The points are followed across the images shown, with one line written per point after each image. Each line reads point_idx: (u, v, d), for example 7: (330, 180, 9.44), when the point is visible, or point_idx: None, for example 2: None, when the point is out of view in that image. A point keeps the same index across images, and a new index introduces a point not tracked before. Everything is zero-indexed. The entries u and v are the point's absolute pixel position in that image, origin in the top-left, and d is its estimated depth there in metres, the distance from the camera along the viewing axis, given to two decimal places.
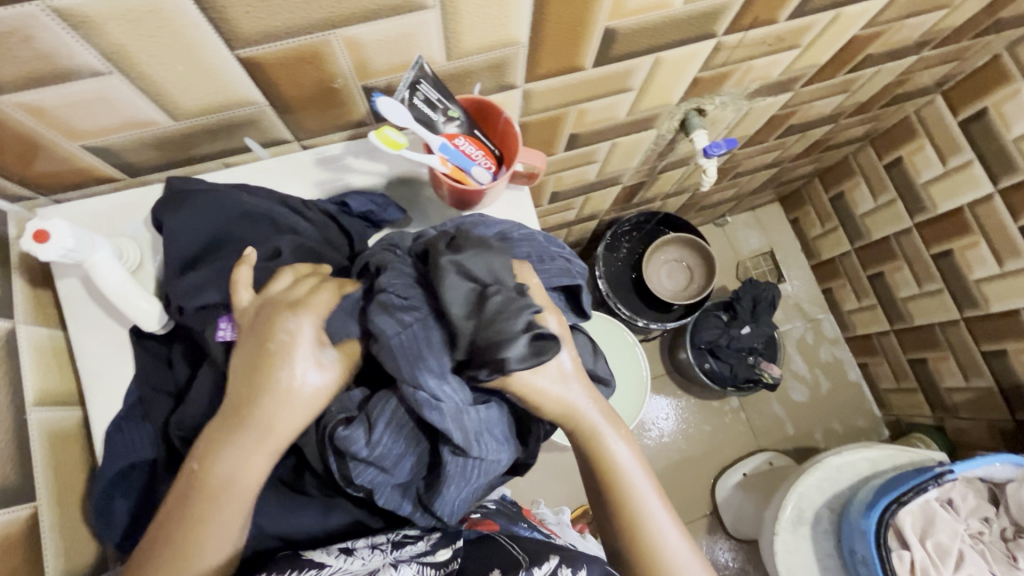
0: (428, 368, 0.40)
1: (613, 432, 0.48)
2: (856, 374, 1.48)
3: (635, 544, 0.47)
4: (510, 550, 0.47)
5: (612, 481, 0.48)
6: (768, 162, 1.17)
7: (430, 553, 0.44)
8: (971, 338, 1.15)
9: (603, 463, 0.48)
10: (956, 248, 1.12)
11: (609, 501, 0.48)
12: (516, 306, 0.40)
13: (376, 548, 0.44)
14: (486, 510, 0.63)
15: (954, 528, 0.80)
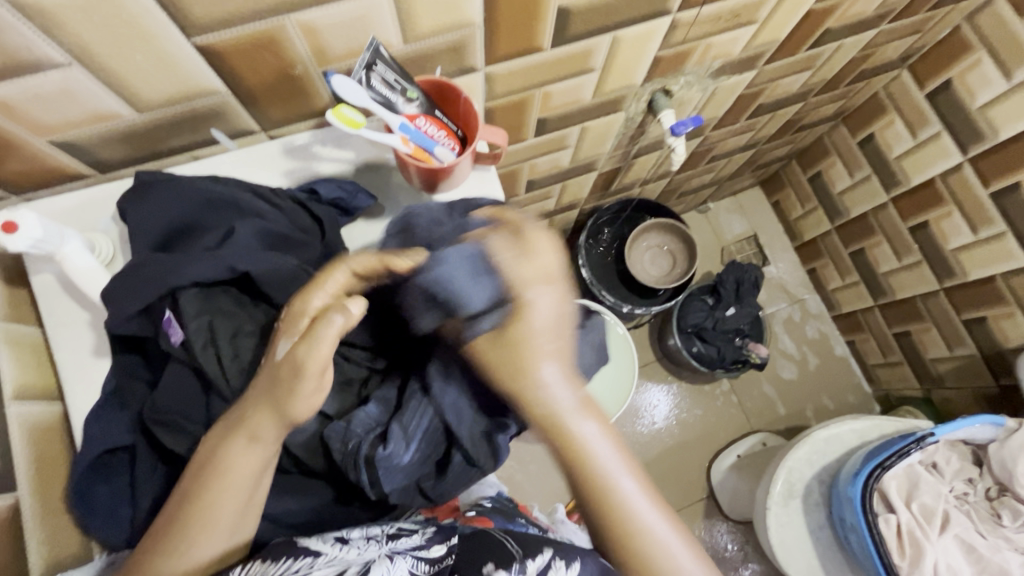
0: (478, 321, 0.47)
1: (580, 414, 0.47)
2: (843, 350, 1.49)
3: (613, 527, 0.46)
4: (504, 544, 0.48)
5: (583, 466, 0.46)
6: (743, 144, 1.18)
7: (424, 547, 0.46)
8: (951, 307, 1.16)
9: (573, 449, 0.46)
10: (930, 219, 1.14)
11: (585, 488, 0.47)
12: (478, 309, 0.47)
13: (371, 540, 0.46)
14: (483, 508, 0.63)
15: (938, 489, 0.81)
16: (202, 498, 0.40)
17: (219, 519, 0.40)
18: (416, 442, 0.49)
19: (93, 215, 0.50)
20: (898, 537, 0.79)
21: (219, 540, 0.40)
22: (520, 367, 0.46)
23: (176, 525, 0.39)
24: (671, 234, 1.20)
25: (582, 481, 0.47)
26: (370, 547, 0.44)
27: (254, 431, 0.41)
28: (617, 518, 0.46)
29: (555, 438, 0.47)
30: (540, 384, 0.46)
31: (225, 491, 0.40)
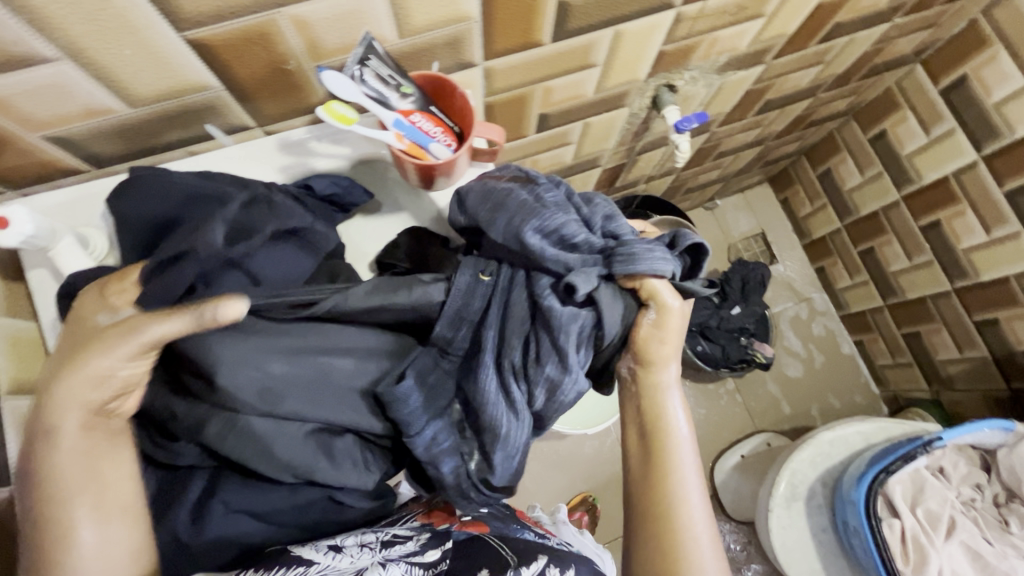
0: (646, 257, 0.44)
1: (676, 393, 0.51)
2: (850, 348, 1.47)
3: (659, 516, 0.46)
4: (498, 550, 0.51)
5: (659, 440, 0.49)
6: (750, 141, 1.17)
7: (419, 553, 0.47)
8: (963, 308, 1.14)
9: (658, 418, 0.50)
10: (943, 218, 1.11)
11: (650, 462, 0.49)
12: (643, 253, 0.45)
13: (365, 548, 0.46)
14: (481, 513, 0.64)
15: (944, 495, 0.80)
16: (57, 512, 0.38)
17: (82, 518, 0.38)
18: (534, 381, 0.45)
19: (88, 211, 0.49)
20: (902, 542, 0.78)
21: (104, 530, 0.39)
22: (653, 349, 0.49)
23: (33, 550, 0.37)
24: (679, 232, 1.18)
25: (654, 459, 0.49)
26: (364, 555, 0.45)
27: (53, 428, 0.39)
28: (667, 510, 0.46)
29: (649, 412, 0.51)
30: (664, 370, 0.50)
31: (70, 493, 0.38)
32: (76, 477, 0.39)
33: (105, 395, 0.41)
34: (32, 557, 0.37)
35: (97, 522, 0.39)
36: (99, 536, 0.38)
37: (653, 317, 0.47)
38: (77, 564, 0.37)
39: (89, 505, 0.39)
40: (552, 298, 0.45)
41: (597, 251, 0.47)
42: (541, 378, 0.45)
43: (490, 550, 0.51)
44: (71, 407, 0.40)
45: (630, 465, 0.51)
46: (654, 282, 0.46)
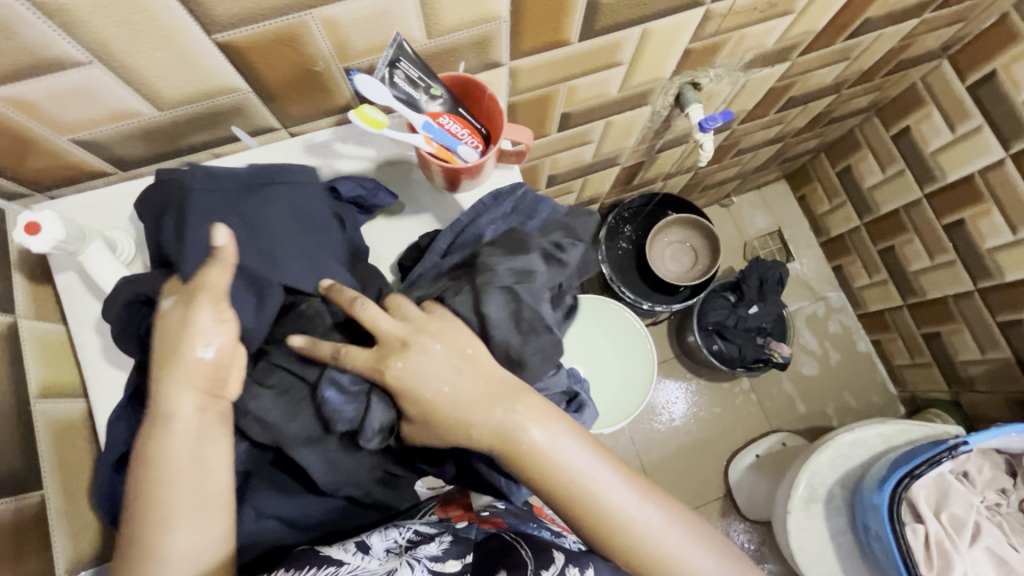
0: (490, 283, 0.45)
1: (540, 432, 0.42)
2: (866, 345, 1.46)
3: (613, 552, 0.42)
4: (518, 553, 0.48)
5: (560, 494, 0.42)
6: (770, 137, 1.15)
7: (440, 560, 0.45)
8: (985, 308, 1.12)
9: (542, 476, 0.42)
10: (967, 216, 1.09)
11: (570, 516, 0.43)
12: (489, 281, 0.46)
13: (390, 552, 0.46)
14: (496, 507, 0.60)
15: (970, 500, 0.79)
16: (159, 494, 0.40)
17: (179, 509, 0.40)
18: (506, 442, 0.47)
19: (113, 214, 0.49)
20: (925, 547, 0.77)
21: (196, 530, 0.40)
22: (443, 427, 0.43)
23: (134, 528, 0.39)
24: (694, 230, 1.17)
25: (571, 512, 0.43)
26: (391, 559, 0.45)
27: (168, 415, 0.41)
28: (618, 542, 0.42)
29: (532, 476, 0.42)
30: (517, 429, 0.42)
31: (173, 483, 0.40)
32: (181, 468, 0.40)
33: (203, 383, 0.42)
34: (134, 541, 0.39)
35: (188, 518, 0.40)
36: (189, 530, 0.40)
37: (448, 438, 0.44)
38: (165, 562, 0.39)
39: (184, 502, 0.40)
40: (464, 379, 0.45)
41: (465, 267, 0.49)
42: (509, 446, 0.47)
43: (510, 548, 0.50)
44: (179, 393, 0.41)
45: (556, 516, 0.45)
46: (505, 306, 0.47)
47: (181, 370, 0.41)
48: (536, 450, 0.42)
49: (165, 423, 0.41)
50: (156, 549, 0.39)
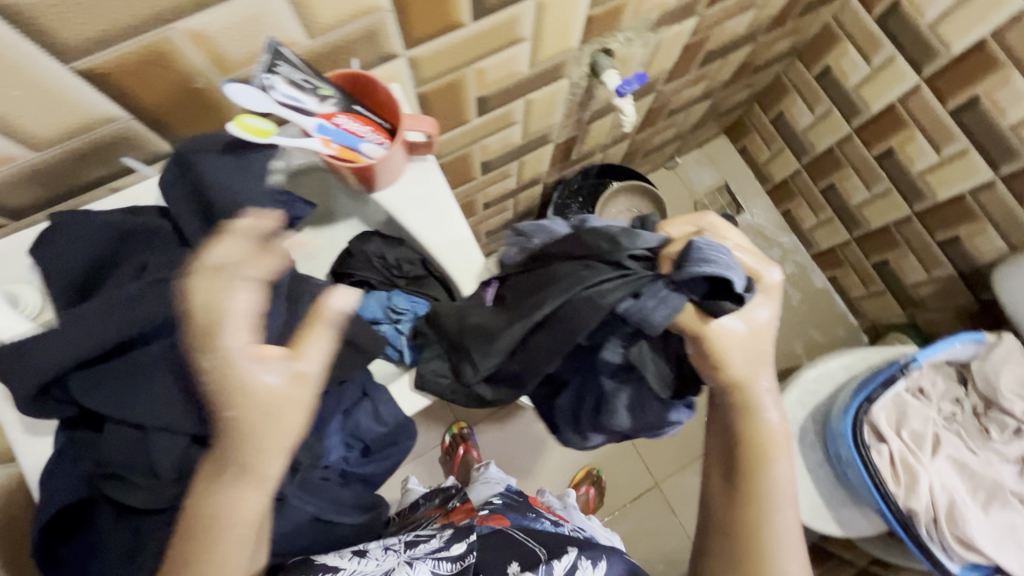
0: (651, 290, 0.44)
1: (770, 409, 0.48)
2: (823, 281, 1.50)
3: (753, 547, 0.46)
4: (527, 545, 0.54)
5: (758, 464, 0.47)
6: (699, 94, 1.16)
7: (444, 548, 0.51)
8: (924, 230, 1.16)
9: (754, 436, 0.47)
10: (895, 144, 1.12)
11: (741, 483, 0.47)
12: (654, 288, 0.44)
13: (389, 549, 0.51)
14: (495, 506, 0.69)
15: (925, 414, 0.82)
16: (214, 556, 0.37)
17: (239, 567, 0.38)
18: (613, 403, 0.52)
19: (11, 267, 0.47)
20: (891, 465, 0.80)
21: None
22: (732, 368, 0.46)
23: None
24: (640, 196, 1.19)
25: (748, 487, 0.47)
26: (390, 553, 0.50)
27: (264, 475, 0.38)
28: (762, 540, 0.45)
29: (743, 428, 0.48)
30: (751, 385, 0.48)
31: (239, 539, 0.38)
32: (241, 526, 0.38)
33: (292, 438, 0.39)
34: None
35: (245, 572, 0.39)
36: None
37: (697, 347, 0.46)
38: None
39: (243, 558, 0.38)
40: (608, 350, 0.49)
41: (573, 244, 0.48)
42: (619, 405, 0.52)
43: (516, 544, 0.54)
44: (277, 454, 0.38)
45: (719, 474, 0.50)
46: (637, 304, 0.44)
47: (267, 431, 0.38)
48: (778, 470, 0.47)
49: (237, 479, 0.38)
50: None
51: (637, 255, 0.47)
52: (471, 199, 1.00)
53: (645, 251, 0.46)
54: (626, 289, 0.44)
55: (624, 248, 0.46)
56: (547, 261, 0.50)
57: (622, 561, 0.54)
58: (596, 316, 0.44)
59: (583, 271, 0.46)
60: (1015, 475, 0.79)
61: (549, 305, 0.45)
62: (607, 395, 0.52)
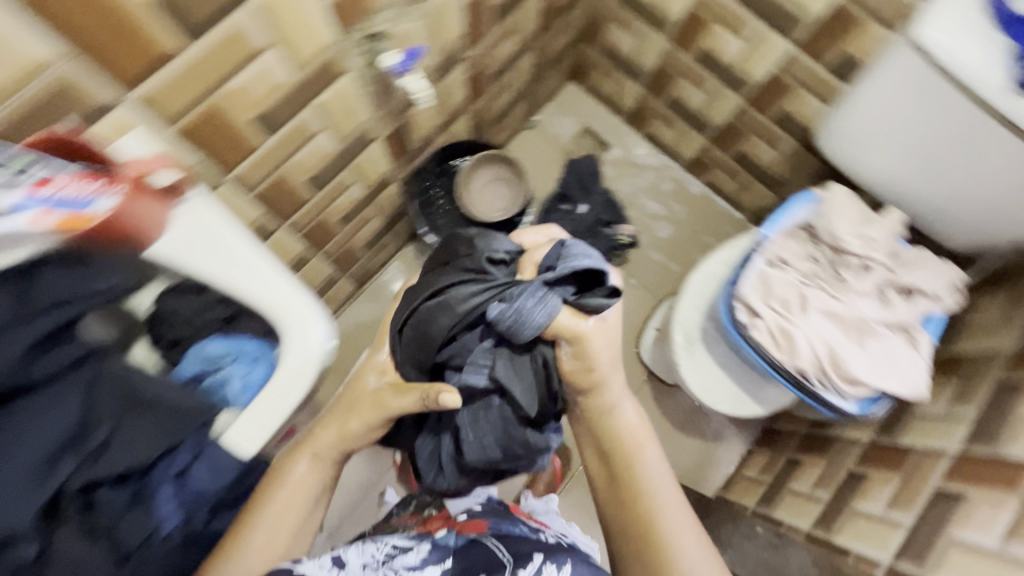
0: (529, 291, 0.67)
1: (622, 413, 0.82)
2: (701, 188, 1.57)
3: (632, 500, 0.78)
4: (496, 555, 0.77)
5: (624, 452, 0.81)
6: (518, 50, 1.16)
7: (422, 567, 0.77)
8: (759, 115, 1.23)
9: (616, 435, 0.82)
10: (707, 44, 1.17)
11: (619, 469, 0.80)
12: (530, 290, 0.67)
13: (367, 566, 0.76)
14: (476, 511, 0.93)
15: (788, 279, 0.87)
16: (246, 536, 0.63)
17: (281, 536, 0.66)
18: (478, 435, 0.76)
19: None
20: (772, 336, 0.84)
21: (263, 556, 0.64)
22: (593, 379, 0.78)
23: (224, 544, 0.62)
24: (502, 163, 1.22)
25: (622, 469, 0.80)
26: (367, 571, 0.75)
27: (283, 476, 0.70)
28: (641, 498, 0.77)
29: (610, 432, 0.82)
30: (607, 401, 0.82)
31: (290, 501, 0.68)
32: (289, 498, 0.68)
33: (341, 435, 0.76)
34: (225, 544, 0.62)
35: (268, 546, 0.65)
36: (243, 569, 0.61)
37: (571, 348, 0.73)
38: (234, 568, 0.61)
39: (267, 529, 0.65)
40: (479, 367, 0.72)
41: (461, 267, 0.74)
42: (493, 439, 0.75)
43: (487, 551, 0.79)
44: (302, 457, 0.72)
45: (608, 471, 0.83)
46: (519, 302, 0.67)
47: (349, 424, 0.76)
48: (643, 455, 0.80)
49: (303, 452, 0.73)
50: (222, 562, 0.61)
51: (496, 259, 0.74)
52: (320, 220, 0.98)
53: (503, 256, 0.74)
54: (482, 289, 0.71)
55: (482, 253, 0.74)
56: (437, 282, 0.74)
57: (580, 560, 0.77)
58: (458, 312, 0.71)
59: (453, 271, 0.74)
60: (875, 304, 0.85)
61: (418, 306, 0.74)
62: (472, 429, 0.76)
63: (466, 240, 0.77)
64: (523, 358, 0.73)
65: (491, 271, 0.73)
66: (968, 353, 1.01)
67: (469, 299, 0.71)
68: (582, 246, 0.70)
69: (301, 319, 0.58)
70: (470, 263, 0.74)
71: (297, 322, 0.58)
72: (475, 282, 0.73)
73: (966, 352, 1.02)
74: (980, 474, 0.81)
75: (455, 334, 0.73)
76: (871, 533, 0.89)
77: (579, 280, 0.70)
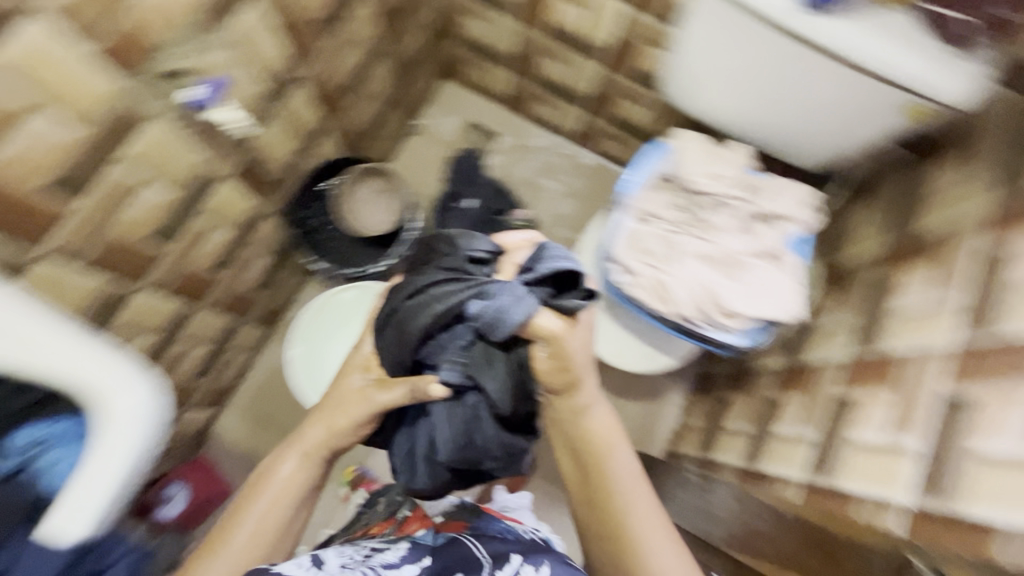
0: (513, 290, 0.67)
1: (595, 417, 0.81)
2: (594, 158, 1.59)
3: (608, 505, 0.80)
4: (467, 550, 0.81)
5: (598, 455, 0.81)
6: (368, 58, 1.15)
7: (400, 567, 0.78)
8: (620, 78, 1.25)
9: (591, 440, 0.81)
10: (552, 18, 1.19)
11: (594, 472, 0.82)
12: (513, 291, 0.67)
13: (345, 566, 0.77)
14: (451, 507, 0.96)
15: (657, 232, 0.89)
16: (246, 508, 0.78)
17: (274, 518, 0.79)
18: (454, 426, 0.72)
19: None
20: (651, 291, 0.86)
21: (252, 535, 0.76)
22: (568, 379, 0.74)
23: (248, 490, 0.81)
24: (379, 176, 1.22)
25: (598, 472, 0.81)
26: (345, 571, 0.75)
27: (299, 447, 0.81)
28: (616, 500, 0.80)
29: (583, 435, 0.81)
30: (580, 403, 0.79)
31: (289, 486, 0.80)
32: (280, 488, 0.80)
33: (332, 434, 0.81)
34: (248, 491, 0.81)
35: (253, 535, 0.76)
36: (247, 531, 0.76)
37: (545, 347, 0.69)
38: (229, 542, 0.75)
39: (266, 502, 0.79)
40: (451, 364, 0.70)
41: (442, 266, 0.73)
42: (466, 430, 0.71)
43: (460, 548, 0.82)
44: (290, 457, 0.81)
45: (581, 473, 0.83)
46: (500, 303, 0.66)
47: (338, 422, 0.80)
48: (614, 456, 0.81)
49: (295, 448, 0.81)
50: (232, 525, 0.77)
51: (477, 257, 0.74)
52: (185, 273, 0.93)
53: (483, 254, 0.74)
54: (460, 284, 0.70)
55: (462, 251, 0.74)
56: (417, 281, 0.73)
57: (558, 561, 0.81)
58: (432, 308, 0.68)
59: (434, 270, 0.73)
60: (741, 237, 0.88)
61: (394, 306, 0.73)
62: (448, 420, 0.72)
63: (447, 238, 0.76)
64: (499, 358, 0.70)
65: (472, 271, 0.73)
66: (848, 265, 1.06)
67: (445, 298, 0.69)
68: (560, 250, 0.72)
69: (105, 387, 0.65)
70: (452, 261, 0.73)
71: (111, 387, 0.65)
72: (453, 280, 0.71)
73: (846, 263, 1.07)
74: (868, 376, 0.84)
75: (432, 333, 0.70)
76: (788, 455, 0.92)
77: (556, 280, 0.71)
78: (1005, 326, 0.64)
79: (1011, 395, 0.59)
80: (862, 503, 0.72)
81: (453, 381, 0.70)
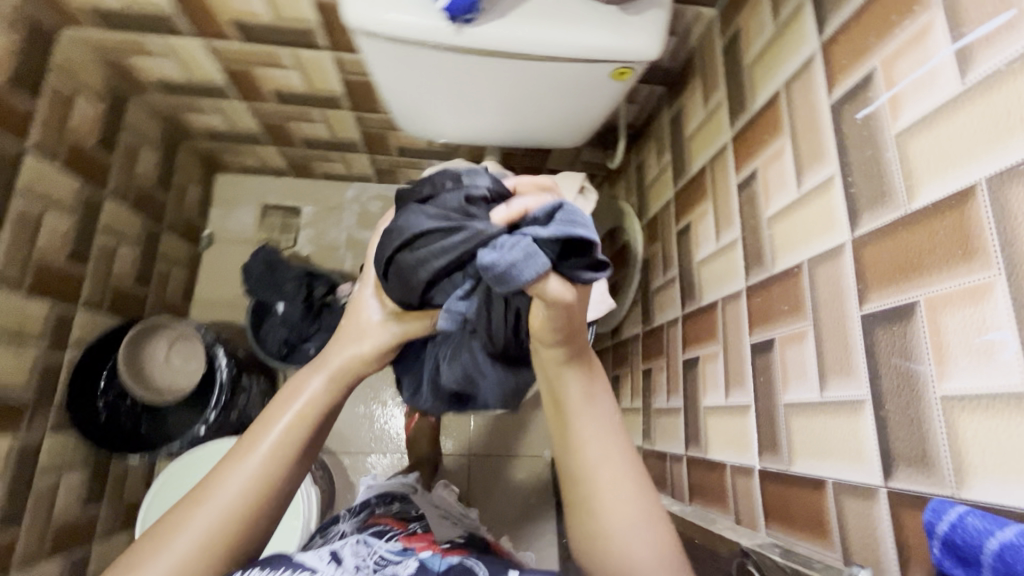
0: (511, 247, 0.44)
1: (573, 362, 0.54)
2: (404, 188, 1.49)
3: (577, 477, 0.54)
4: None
5: (569, 408, 0.54)
6: (81, 214, 0.98)
7: None
8: (375, 114, 1.16)
9: (560, 390, 0.54)
10: (269, 86, 1.07)
11: (564, 430, 0.55)
12: (516, 246, 0.44)
13: (360, 568, 0.58)
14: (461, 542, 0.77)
15: None
16: (226, 470, 0.55)
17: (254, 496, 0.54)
18: (447, 368, 0.71)
19: None
20: None
21: (224, 512, 0.52)
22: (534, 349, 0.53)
23: (245, 438, 0.57)
24: (167, 328, 1.07)
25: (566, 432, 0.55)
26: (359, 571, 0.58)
27: (319, 363, 0.63)
28: (590, 476, 0.53)
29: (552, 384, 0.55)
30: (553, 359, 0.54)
31: (298, 437, 0.57)
32: (289, 433, 0.57)
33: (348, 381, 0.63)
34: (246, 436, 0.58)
35: (227, 515, 0.52)
36: (219, 507, 0.52)
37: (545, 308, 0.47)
38: (191, 521, 0.52)
39: (256, 462, 0.55)
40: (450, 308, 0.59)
41: (442, 206, 0.56)
42: (455, 374, 0.70)
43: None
44: (310, 383, 0.60)
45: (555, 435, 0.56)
46: (493, 262, 0.44)
47: (363, 346, 0.64)
48: (590, 411, 0.54)
49: (315, 370, 0.62)
50: (209, 488, 0.54)
51: (477, 190, 0.57)
52: None
53: (483, 189, 0.57)
54: (455, 234, 0.54)
55: (463, 188, 0.58)
56: (410, 221, 0.57)
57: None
58: (425, 267, 0.56)
59: (427, 207, 0.57)
60: None
61: (385, 256, 0.58)
62: (443, 359, 0.71)
63: (448, 174, 0.61)
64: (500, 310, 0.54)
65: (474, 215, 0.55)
66: (656, 211, 1.05)
67: (441, 249, 0.54)
68: (577, 212, 0.45)
69: None
70: (449, 199, 0.57)
71: None
72: (448, 226, 0.55)
73: (654, 211, 1.06)
74: (699, 331, 0.83)
75: (436, 280, 0.59)
76: (670, 430, 0.90)
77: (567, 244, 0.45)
78: (780, 262, 0.63)
79: (802, 334, 0.57)
80: (729, 473, 0.70)
81: (449, 327, 0.61)
